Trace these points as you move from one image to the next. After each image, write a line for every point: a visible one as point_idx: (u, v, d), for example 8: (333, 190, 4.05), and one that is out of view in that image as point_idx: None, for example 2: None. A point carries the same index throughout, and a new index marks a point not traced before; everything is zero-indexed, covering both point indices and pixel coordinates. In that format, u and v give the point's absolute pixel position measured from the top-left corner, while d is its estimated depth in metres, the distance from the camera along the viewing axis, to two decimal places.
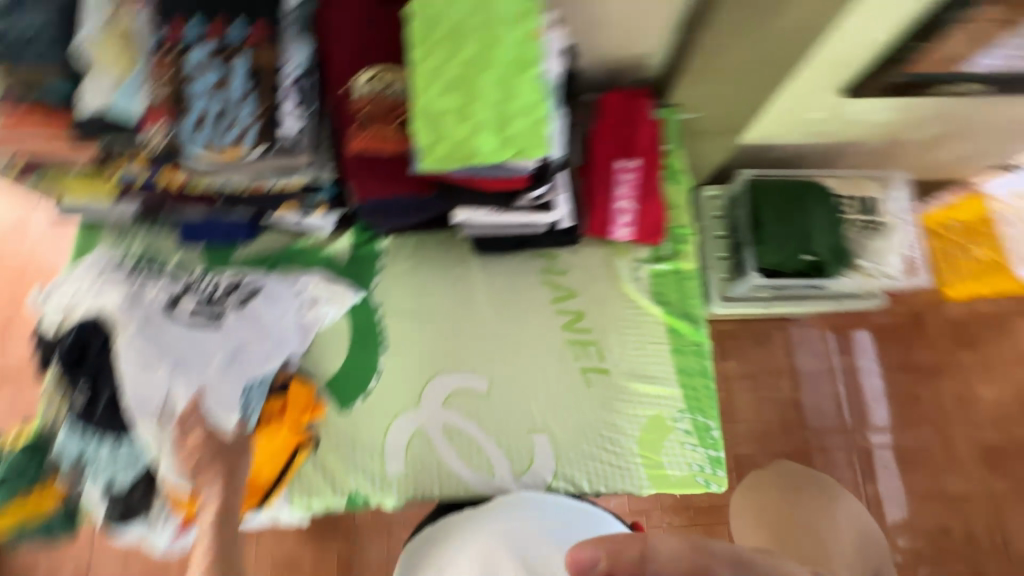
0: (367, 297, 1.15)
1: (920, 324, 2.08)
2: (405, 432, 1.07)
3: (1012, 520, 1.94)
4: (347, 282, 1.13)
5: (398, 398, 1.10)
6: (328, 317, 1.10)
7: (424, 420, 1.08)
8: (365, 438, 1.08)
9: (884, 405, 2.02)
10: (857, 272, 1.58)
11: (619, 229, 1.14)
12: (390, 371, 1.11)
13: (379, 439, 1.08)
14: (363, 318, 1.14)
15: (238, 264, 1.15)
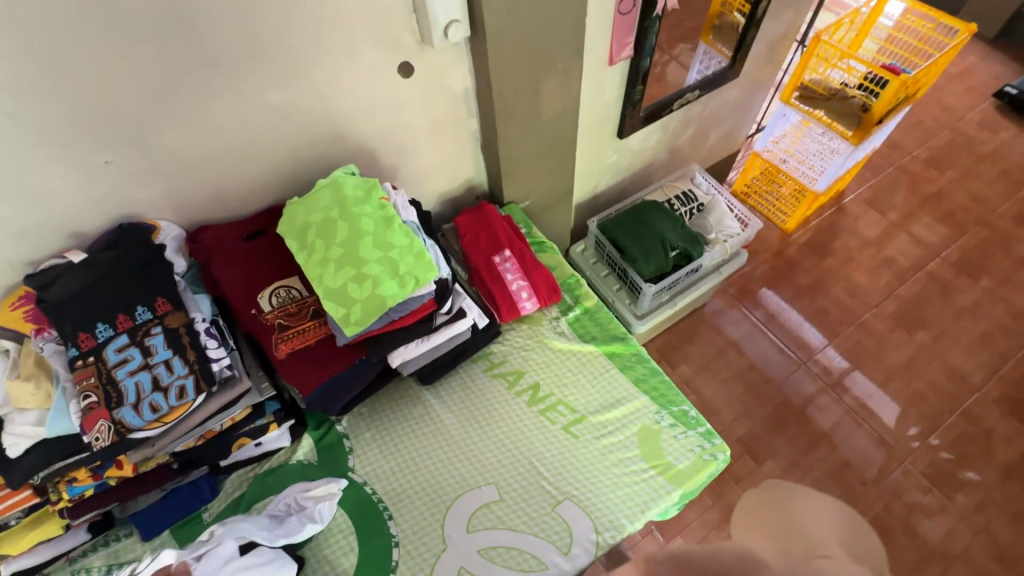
0: (351, 479, 1.18)
1: (785, 257, 2.49)
2: None
3: (953, 357, 2.23)
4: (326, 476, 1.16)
5: (426, 553, 1.08)
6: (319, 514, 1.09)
7: (458, 557, 1.07)
8: None
9: (808, 330, 2.31)
10: (714, 244, 1.91)
11: (525, 304, 1.33)
12: (405, 532, 1.11)
13: None
14: (356, 501, 1.15)
15: (212, 523, 1.13)
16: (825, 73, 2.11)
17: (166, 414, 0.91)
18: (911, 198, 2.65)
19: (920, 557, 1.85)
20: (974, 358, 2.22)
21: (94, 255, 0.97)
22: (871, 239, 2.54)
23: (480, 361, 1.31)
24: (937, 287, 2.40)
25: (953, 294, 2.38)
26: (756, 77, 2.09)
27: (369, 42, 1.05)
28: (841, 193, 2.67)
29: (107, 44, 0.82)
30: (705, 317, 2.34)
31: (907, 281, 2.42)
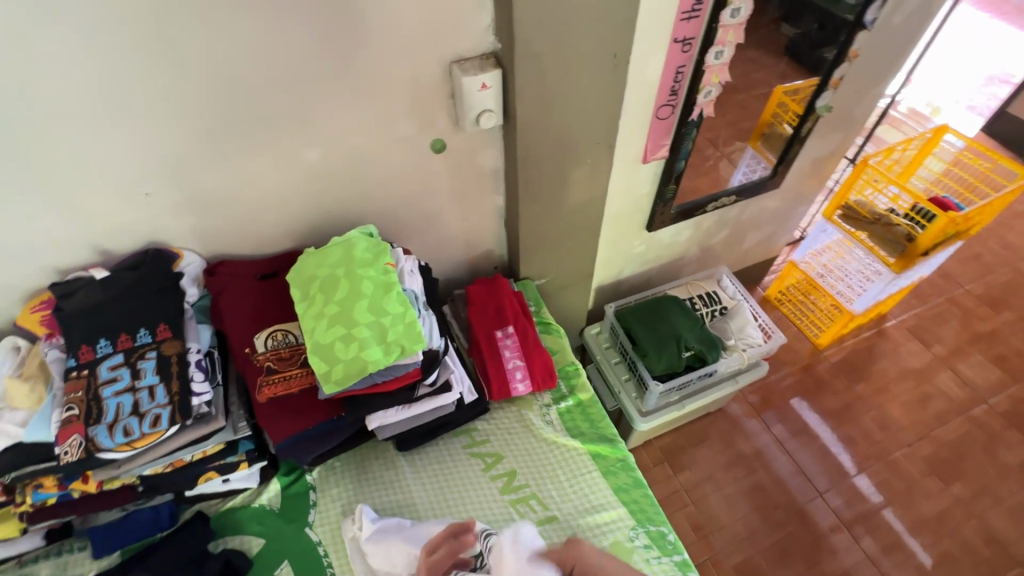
0: (305, 537, 1.15)
1: (814, 374, 2.36)
2: None
3: (994, 519, 2.00)
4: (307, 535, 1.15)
5: None
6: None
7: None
8: None
9: (829, 457, 2.14)
10: (733, 351, 1.84)
11: (518, 385, 1.30)
12: None
13: None
14: (305, 561, 1.12)
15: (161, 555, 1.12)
16: (871, 197, 2.11)
17: (137, 439, 0.93)
18: (960, 334, 2.49)
19: None
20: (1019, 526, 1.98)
21: (114, 274, 1.03)
22: (911, 371, 2.38)
23: (461, 436, 1.28)
24: (982, 435, 2.20)
25: (999, 447, 2.17)
26: (798, 190, 2.07)
27: (407, 118, 1.12)
28: (883, 317, 2.55)
29: (167, 95, 0.91)
30: (719, 423, 2.22)
31: (947, 423, 2.23)
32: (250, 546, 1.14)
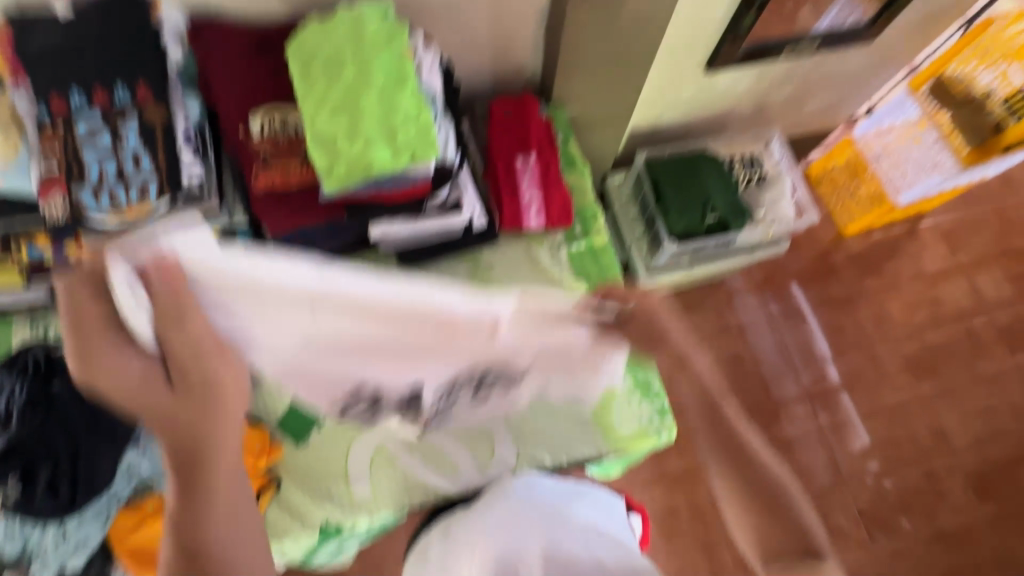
0: None
1: (828, 262, 2.29)
2: (368, 450, 1.09)
3: (947, 417, 2.13)
4: None
5: None
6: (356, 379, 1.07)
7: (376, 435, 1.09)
8: (327, 467, 1.08)
9: (814, 341, 2.19)
10: (758, 224, 1.74)
11: (529, 221, 1.22)
12: None
13: (341, 462, 1.08)
14: None
15: None
16: (973, 72, 1.81)
17: (125, 208, 0.88)
18: (991, 246, 2.36)
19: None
20: (968, 426, 2.12)
21: (79, 13, 0.87)
22: (926, 274, 2.31)
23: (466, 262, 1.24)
24: (969, 344, 2.23)
25: (981, 358, 2.21)
26: (892, 49, 1.75)
27: None
28: (921, 215, 2.39)
29: None
30: (720, 293, 2.22)
31: (940, 329, 2.24)
32: None
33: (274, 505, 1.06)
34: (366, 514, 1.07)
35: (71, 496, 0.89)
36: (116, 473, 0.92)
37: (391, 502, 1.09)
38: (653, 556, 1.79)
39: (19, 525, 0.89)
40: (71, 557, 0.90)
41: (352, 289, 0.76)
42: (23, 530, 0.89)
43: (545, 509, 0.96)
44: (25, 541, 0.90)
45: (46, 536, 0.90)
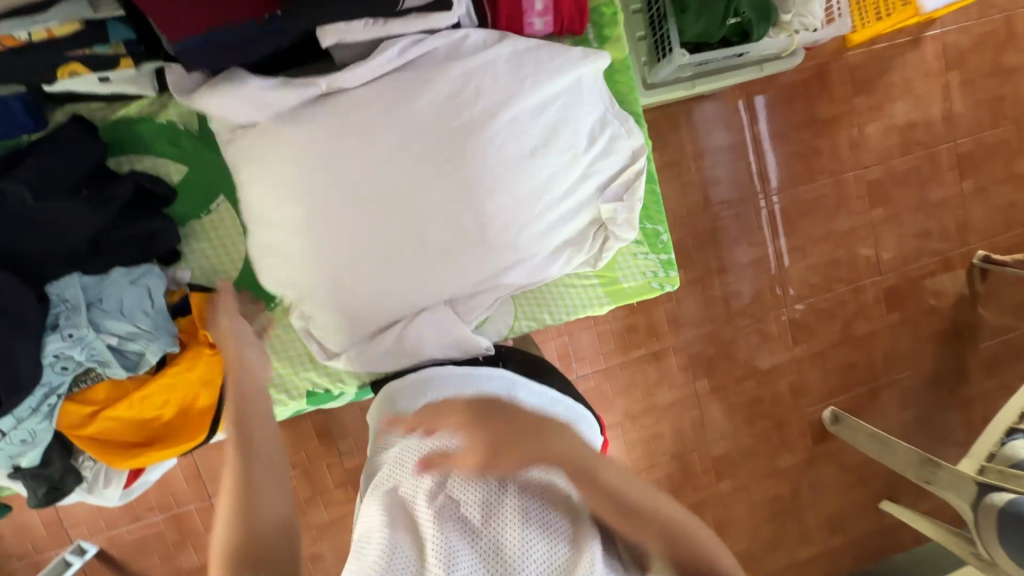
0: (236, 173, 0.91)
1: (824, 75, 1.97)
2: None
3: (885, 236, 2.07)
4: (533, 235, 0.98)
5: None
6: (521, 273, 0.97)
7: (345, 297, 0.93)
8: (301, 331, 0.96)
9: (787, 165, 1.98)
10: (782, 31, 1.44)
11: (535, 6, 0.93)
12: None
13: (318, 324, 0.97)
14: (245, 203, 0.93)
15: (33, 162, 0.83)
16: None
17: None
18: (985, 65, 2.08)
19: (749, 401, 2.03)
20: (902, 249, 2.09)
21: None
22: (915, 93, 2.05)
23: None
24: (927, 169, 2.09)
25: (932, 186, 2.09)
26: None
27: None
28: (929, 24, 2.02)
29: None
30: (707, 109, 1.89)
31: (907, 154, 2.07)
32: (169, 173, 0.90)
33: None
34: (353, 381, 0.99)
35: None
36: (41, 363, 0.75)
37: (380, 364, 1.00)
38: (610, 368, 1.92)
39: None
40: (20, 455, 0.77)
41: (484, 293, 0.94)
42: None
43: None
44: None
45: None
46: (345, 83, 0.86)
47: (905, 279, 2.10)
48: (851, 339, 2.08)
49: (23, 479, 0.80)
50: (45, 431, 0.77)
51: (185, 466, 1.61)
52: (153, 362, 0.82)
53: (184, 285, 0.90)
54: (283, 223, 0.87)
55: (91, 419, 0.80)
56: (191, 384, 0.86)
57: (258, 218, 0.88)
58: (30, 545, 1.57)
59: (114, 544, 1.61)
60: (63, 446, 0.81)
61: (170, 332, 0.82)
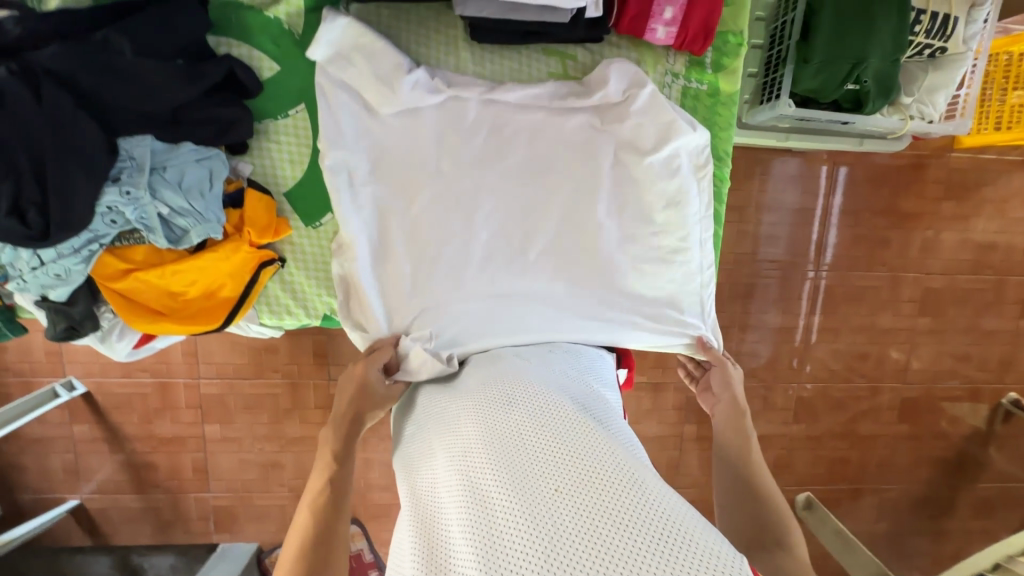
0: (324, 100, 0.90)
1: (920, 168, 1.88)
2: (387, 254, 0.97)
3: (923, 348, 2.00)
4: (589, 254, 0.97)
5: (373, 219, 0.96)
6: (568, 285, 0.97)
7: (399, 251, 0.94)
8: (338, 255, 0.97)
9: (850, 246, 1.91)
10: (896, 111, 1.37)
11: (664, 13, 0.88)
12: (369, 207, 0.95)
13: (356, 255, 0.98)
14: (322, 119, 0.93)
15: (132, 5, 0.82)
16: None
17: None
18: None
19: None
20: (934, 365, 2.01)
21: None
22: (1007, 216, 1.93)
23: (552, 60, 0.96)
24: (991, 296, 1.99)
25: (990, 313, 1.99)
26: None
27: None
28: None
29: None
30: (788, 165, 1.82)
31: (976, 274, 1.97)
32: (259, 67, 0.90)
33: (275, 280, 0.97)
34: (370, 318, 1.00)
35: (38, 223, 0.73)
36: (95, 210, 0.77)
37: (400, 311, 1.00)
38: None
39: None
40: (51, 288, 0.80)
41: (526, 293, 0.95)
42: None
43: (531, 383, 0.78)
44: None
45: (18, 259, 0.77)
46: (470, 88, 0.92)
47: (928, 395, 2.03)
48: (851, 436, 2.04)
49: (46, 310, 0.83)
50: (79, 274, 0.80)
51: (186, 342, 1.67)
52: (194, 242, 0.84)
53: (242, 179, 0.92)
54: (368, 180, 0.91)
55: (123, 275, 0.83)
56: (219, 273, 0.88)
57: (345, 166, 0.91)
58: (27, 366, 1.65)
59: (101, 390, 1.68)
60: (91, 291, 0.84)
61: (218, 217, 0.85)
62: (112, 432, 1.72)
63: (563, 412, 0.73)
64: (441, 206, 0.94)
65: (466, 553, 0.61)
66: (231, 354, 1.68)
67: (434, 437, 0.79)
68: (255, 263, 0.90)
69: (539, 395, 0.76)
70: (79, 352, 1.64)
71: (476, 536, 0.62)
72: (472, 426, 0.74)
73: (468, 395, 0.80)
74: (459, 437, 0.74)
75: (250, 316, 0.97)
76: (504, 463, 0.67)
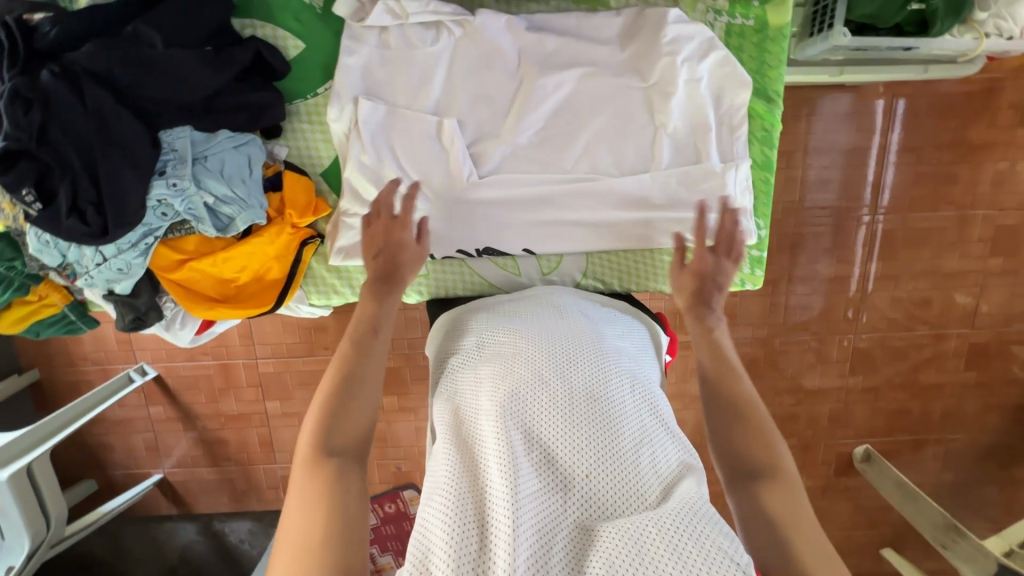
0: (364, 75, 0.89)
1: (992, 94, 1.70)
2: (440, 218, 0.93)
3: (993, 291, 1.86)
4: (644, 209, 0.94)
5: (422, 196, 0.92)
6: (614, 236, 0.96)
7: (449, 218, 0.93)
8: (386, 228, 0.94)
9: (911, 186, 1.77)
10: (970, 28, 1.23)
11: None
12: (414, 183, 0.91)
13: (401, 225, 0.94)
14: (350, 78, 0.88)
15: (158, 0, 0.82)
16: None
17: None
18: None
19: (783, 416, 1.96)
20: (1006, 308, 1.87)
21: None
22: None
23: (581, 9, 0.90)
24: None
25: None
26: None
27: None
28: None
29: None
30: (842, 102, 1.69)
31: None
32: (285, 47, 0.89)
33: (318, 262, 0.96)
34: (415, 293, 1.01)
35: (97, 222, 0.77)
36: (146, 204, 0.79)
37: (444, 286, 1.00)
38: None
39: (51, 240, 0.79)
40: (116, 282, 0.83)
41: (573, 243, 0.96)
42: (55, 244, 0.80)
43: (591, 355, 0.77)
44: (64, 256, 0.82)
45: (83, 256, 0.81)
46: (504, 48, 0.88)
47: (999, 340, 1.90)
48: (913, 386, 1.94)
49: (114, 305, 0.87)
50: (139, 267, 0.83)
51: (242, 325, 1.75)
52: (240, 229, 0.85)
53: (278, 162, 0.92)
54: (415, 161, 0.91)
55: (178, 266, 0.85)
56: (268, 257, 0.90)
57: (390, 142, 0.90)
58: (104, 354, 1.77)
59: (170, 373, 1.80)
60: (152, 284, 0.87)
61: (260, 204, 0.85)
62: (184, 411, 1.84)
63: (616, 394, 0.72)
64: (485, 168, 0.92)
65: (494, 483, 0.61)
66: (283, 334, 1.75)
67: (479, 365, 0.77)
68: (297, 244, 0.91)
69: (595, 365, 0.75)
70: (146, 337, 1.75)
71: (512, 471, 0.61)
72: (528, 372, 0.72)
73: (522, 342, 0.78)
74: (506, 376, 0.72)
75: (298, 297, 0.99)
76: (549, 424, 0.67)
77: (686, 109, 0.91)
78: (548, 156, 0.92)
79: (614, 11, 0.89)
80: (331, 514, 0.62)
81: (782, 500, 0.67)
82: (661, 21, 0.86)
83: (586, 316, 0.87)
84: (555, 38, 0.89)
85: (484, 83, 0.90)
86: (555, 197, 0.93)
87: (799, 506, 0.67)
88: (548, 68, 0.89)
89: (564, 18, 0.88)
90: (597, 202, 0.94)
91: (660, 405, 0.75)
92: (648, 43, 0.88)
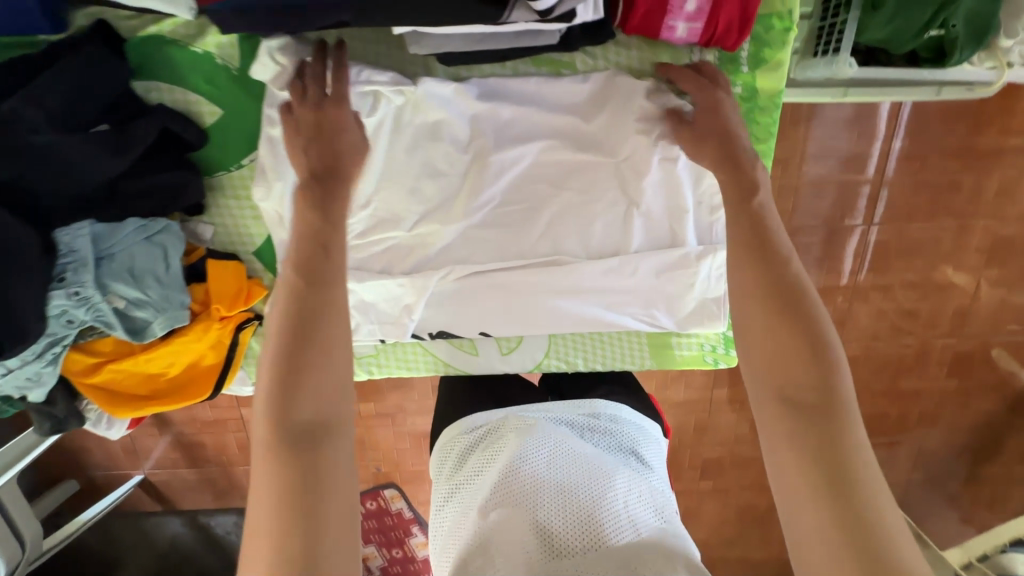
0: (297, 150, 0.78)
1: (1012, 92, 1.44)
2: (392, 301, 0.86)
3: (982, 304, 1.65)
4: (612, 293, 0.86)
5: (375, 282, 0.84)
6: (580, 321, 0.88)
7: (400, 305, 0.86)
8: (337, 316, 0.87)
9: (913, 194, 1.54)
10: (992, 56, 1.10)
11: (686, 5, 0.68)
12: (366, 267, 0.84)
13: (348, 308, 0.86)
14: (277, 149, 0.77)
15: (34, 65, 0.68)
16: None
17: None
18: None
19: None
20: (997, 315, 1.66)
21: None
22: None
23: (542, 71, 0.77)
24: None
25: None
26: None
27: None
28: None
29: None
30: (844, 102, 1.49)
31: None
32: (199, 114, 0.77)
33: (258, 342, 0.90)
34: (365, 372, 0.95)
35: None
36: (46, 316, 0.70)
37: (397, 364, 0.94)
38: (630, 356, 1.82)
39: None
40: (27, 389, 0.75)
41: (535, 328, 0.89)
42: None
43: (572, 445, 0.73)
44: None
45: None
46: (452, 120, 0.77)
47: (983, 349, 1.70)
48: (893, 392, 1.77)
49: (30, 409, 0.79)
50: (50, 374, 0.74)
51: None
52: (159, 333, 0.76)
53: (203, 243, 0.82)
54: (363, 248, 0.83)
55: (94, 370, 0.78)
56: (199, 347, 0.82)
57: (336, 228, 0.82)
58: None
59: None
60: (70, 386, 0.79)
61: (181, 302, 0.76)
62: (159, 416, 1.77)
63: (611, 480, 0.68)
64: (438, 253, 0.84)
65: None
66: None
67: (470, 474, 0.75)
68: (229, 336, 0.83)
69: (577, 455, 0.71)
70: None
71: None
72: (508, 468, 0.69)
73: (503, 440, 0.76)
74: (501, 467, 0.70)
75: (240, 378, 0.92)
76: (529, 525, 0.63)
77: (662, 188, 0.81)
78: (510, 241, 0.83)
79: (580, 77, 0.77)
80: (312, 508, 0.49)
81: (819, 438, 0.51)
82: (631, 93, 0.76)
83: (581, 409, 0.83)
84: (509, 107, 0.77)
85: (431, 155, 0.79)
86: (517, 284, 0.85)
87: (840, 449, 0.51)
88: (504, 142, 0.79)
89: (520, 84, 0.76)
90: (562, 289, 0.85)
91: (665, 506, 0.70)
92: (616, 115, 0.77)
